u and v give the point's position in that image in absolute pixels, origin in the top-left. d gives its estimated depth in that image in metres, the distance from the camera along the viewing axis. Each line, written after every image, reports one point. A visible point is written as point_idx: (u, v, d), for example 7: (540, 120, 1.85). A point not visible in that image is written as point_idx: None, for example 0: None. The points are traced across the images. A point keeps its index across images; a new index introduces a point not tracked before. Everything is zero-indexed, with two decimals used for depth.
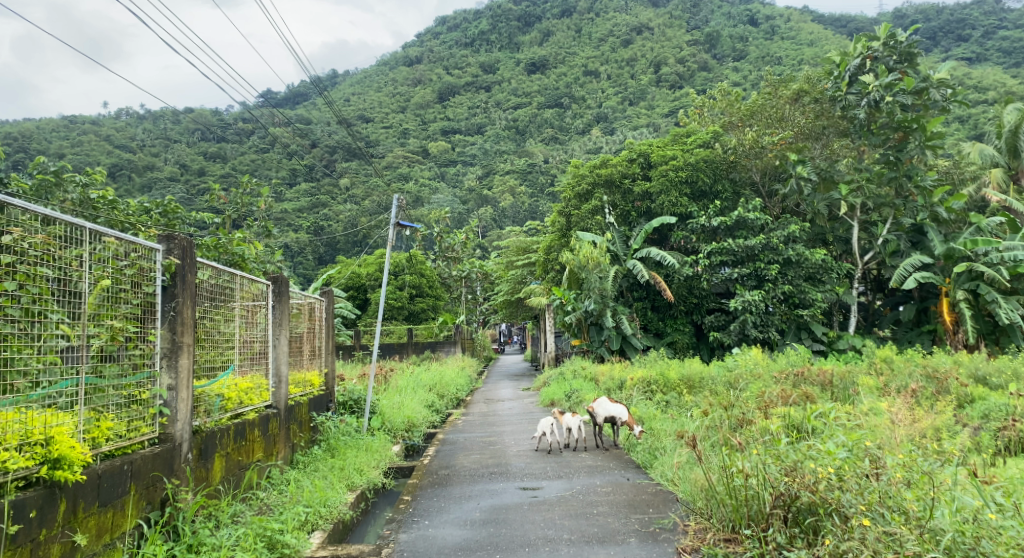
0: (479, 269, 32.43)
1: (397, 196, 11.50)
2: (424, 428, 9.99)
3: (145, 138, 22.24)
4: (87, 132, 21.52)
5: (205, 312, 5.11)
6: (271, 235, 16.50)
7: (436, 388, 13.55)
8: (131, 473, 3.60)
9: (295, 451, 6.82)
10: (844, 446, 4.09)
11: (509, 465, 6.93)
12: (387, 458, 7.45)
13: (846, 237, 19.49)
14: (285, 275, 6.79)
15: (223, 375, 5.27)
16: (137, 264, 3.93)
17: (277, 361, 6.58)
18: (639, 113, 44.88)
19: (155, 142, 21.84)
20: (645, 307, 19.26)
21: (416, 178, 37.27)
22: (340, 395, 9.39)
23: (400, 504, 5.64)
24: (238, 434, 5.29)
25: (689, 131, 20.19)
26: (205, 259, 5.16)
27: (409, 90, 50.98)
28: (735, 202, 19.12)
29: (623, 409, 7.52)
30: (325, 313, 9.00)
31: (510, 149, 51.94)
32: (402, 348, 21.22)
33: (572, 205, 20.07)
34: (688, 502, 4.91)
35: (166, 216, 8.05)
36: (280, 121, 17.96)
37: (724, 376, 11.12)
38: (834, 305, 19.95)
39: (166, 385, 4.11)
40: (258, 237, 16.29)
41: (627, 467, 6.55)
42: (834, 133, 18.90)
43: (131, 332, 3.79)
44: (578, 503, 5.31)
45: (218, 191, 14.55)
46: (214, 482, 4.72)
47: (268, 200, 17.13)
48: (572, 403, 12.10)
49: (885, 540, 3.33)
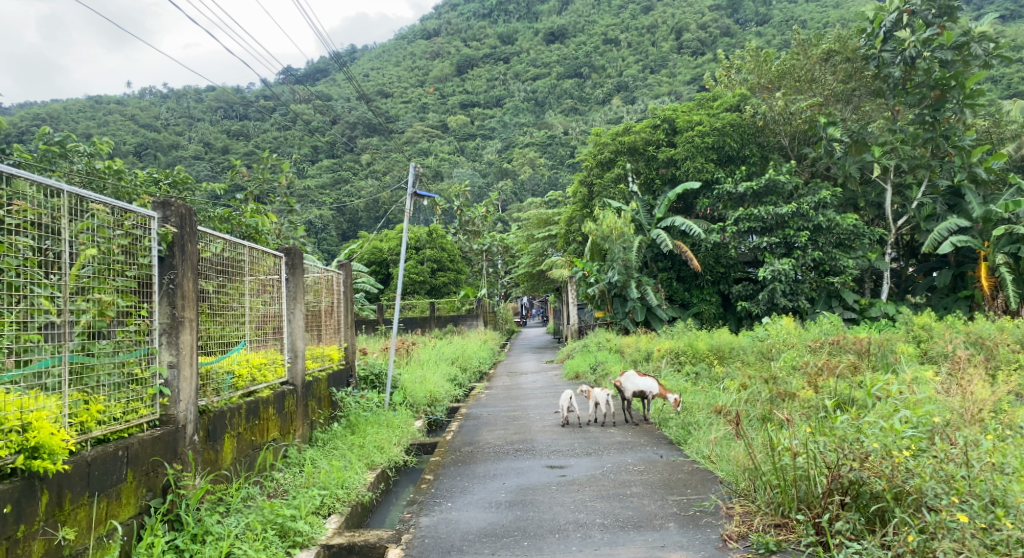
0: (500, 242, 32.16)
1: (415, 164, 11.08)
2: (447, 403, 9.75)
3: (167, 117, 22.10)
4: (111, 110, 21.44)
5: (215, 287, 4.83)
6: (293, 212, 16.30)
7: (458, 361, 13.35)
8: (128, 459, 3.34)
9: (313, 428, 6.57)
10: (912, 424, 3.72)
11: (535, 442, 6.62)
12: (408, 434, 7.19)
13: (880, 201, 18.78)
14: (299, 246, 6.43)
15: (231, 352, 4.97)
16: (130, 233, 3.64)
17: (292, 337, 6.27)
18: (660, 81, 43.63)
19: (178, 121, 21.68)
20: (671, 277, 18.81)
21: (437, 152, 36.88)
22: (361, 370, 9.17)
23: (421, 484, 5.37)
24: (251, 414, 5.03)
25: (715, 95, 19.54)
26: (212, 229, 4.85)
27: (428, 63, 50.33)
28: (763, 167, 18.48)
29: (653, 382, 7.14)
30: (344, 286, 8.67)
31: (529, 121, 51.17)
32: (425, 323, 21.09)
33: (594, 174, 19.58)
34: (730, 483, 4.57)
35: (177, 187, 7.77)
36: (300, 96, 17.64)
37: (755, 346, 10.72)
38: (866, 272, 19.33)
39: (166, 362, 3.83)
40: (281, 214, 16.11)
41: (660, 444, 6.20)
42: (867, 94, 18.15)
43: (122, 306, 3.50)
44: (610, 483, 4.99)
45: (239, 167, 14.34)
46: (225, 466, 4.47)
47: (289, 176, 16.92)
48: (597, 376, 11.77)
49: (984, 537, 2.96)
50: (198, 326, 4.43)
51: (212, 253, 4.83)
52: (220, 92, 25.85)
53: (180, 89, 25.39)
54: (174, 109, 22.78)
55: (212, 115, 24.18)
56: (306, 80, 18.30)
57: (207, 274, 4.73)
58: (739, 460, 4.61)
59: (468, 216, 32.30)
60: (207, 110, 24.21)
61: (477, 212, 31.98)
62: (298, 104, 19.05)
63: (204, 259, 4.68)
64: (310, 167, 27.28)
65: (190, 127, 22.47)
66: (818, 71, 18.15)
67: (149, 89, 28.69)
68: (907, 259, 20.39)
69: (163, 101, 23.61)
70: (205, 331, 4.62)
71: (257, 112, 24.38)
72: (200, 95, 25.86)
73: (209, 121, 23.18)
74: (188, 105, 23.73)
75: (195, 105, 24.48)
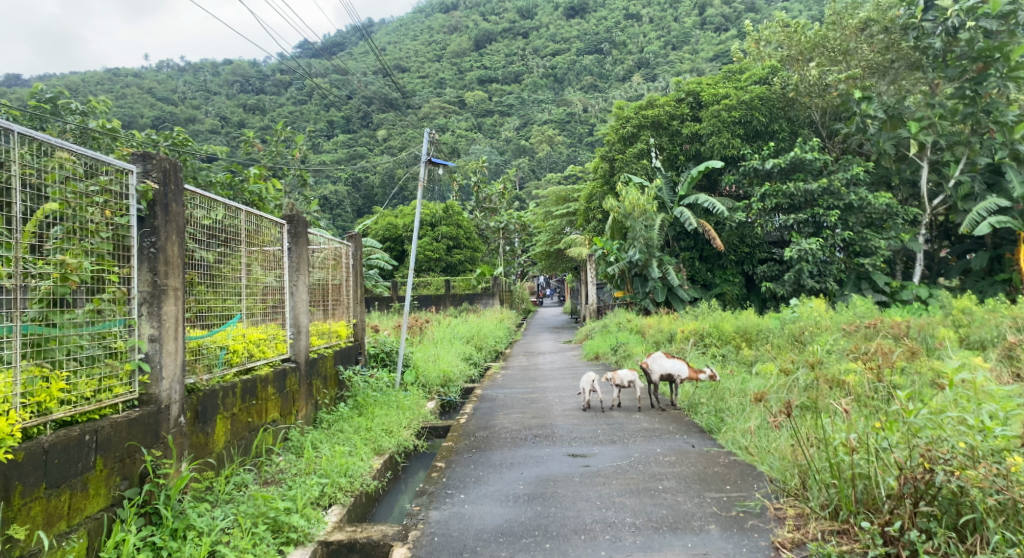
0: (518, 220, 31.62)
1: (430, 131, 10.51)
2: (461, 383, 9.33)
3: (186, 90, 21.61)
4: (130, 82, 21.03)
5: (213, 258, 4.46)
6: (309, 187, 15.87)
7: (473, 340, 12.94)
8: (97, 445, 2.93)
9: (318, 408, 6.18)
10: (998, 420, 3.22)
11: (555, 427, 6.18)
12: (420, 417, 6.77)
13: (914, 179, 17.96)
14: (304, 216, 5.98)
15: (225, 326, 4.54)
16: (103, 189, 3.21)
17: (295, 312, 5.83)
18: (682, 57, 42.42)
19: (195, 95, 21.22)
20: (693, 257, 18.23)
21: (454, 129, 36.24)
22: (371, 347, 8.79)
23: (432, 473, 4.95)
24: (249, 395, 4.65)
25: (742, 68, 18.84)
26: (204, 191, 4.39)
27: (447, 36, 49.46)
28: (793, 142, 17.75)
29: (682, 365, 6.65)
30: (353, 261, 8.20)
31: (547, 99, 50.32)
32: (440, 300, 20.67)
33: (615, 149, 18.93)
34: (777, 480, 4.14)
35: (176, 151, 7.28)
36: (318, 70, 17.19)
37: (785, 328, 10.18)
38: (898, 254, 18.60)
39: (147, 335, 3.41)
40: (296, 189, 15.67)
41: (691, 433, 5.73)
42: (905, 66, 17.15)
43: (91, 271, 3.06)
44: (640, 477, 4.54)
45: (251, 139, 13.92)
46: (216, 449, 4.08)
47: (306, 149, 16.48)
48: (618, 358, 11.29)
49: None
50: (186, 295, 4.01)
51: (212, 220, 4.45)
52: (238, 66, 25.39)
53: (197, 62, 24.93)
54: (191, 82, 22.31)
55: (230, 88, 23.71)
56: (327, 54, 17.67)
57: (204, 241, 4.35)
58: (792, 453, 4.18)
59: (485, 193, 31.86)
60: (224, 84, 23.79)
61: (494, 190, 31.52)
62: (316, 78, 18.50)
63: (195, 224, 4.24)
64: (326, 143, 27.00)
65: (209, 101, 21.98)
66: (852, 43, 17.36)
67: (168, 62, 28.26)
68: (939, 240, 19.60)
69: (182, 75, 23.16)
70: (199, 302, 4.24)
71: (274, 86, 23.95)
72: (217, 68, 25.39)
73: (226, 95, 22.74)
74: (206, 79, 23.30)
75: (212, 78, 24.00)
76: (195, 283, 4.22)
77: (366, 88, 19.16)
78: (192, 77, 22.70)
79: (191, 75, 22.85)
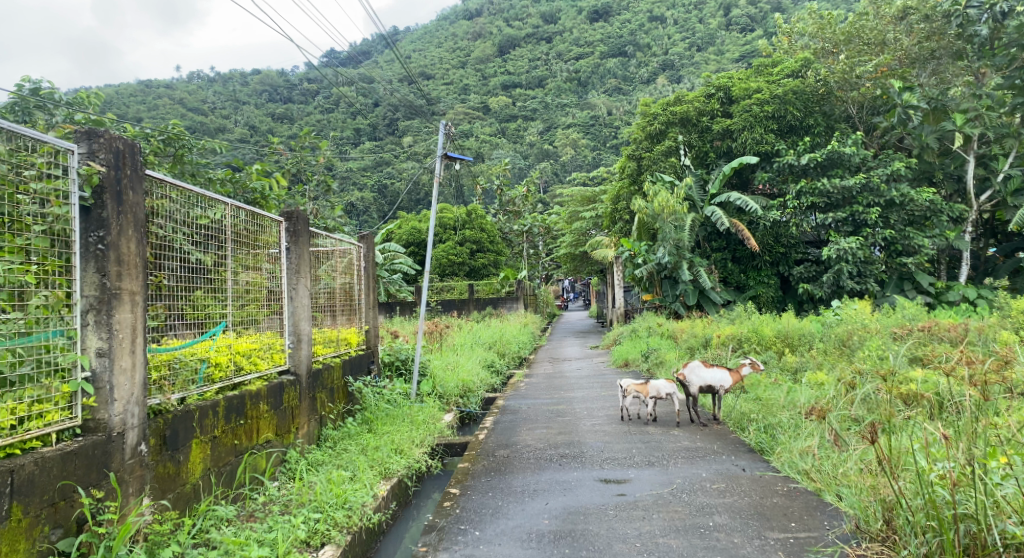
0: (542, 223, 30.95)
1: (446, 122, 9.64)
2: (482, 394, 8.70)
3: (215, 100, 21.26)
4: (161, 92, 20.82)
5: (209, 261, 4.10)
6: (332, 191, 15.36)
7: (496, 346, 12.33)
8: (12, 492, 2.42)
9: (322, 425, 5.59)
10: None
11: (584, 445, 5.54)
12: (434, 433, 6.16)
13: (959, 174, 16.93)
14: (304, 213, 5.39)
15: (206, 335, 3.94)
16: (39, 174, 2.66)
17: (295, 319, 5.21)
18: (707, 58, 41.27)
19: (224, 104, 20.91)
20: (725, 258, 17.41)
21: (479, 134, 35.68)
22: (385, 355, 8.25)
23: (443, 503, 4.33)
24: (235, 415, 4.07)
25: (775, 61, 18.00)
26: (174, 179, 3.78)
27: (473, 40, 48.90)
28: (830, 138, 16.76)
29: (723, 376, 5.95)
30: (364, 263, 7.56)
31: (572, 102, 49.64)
32: (463, 305, 20.05)
33: (643, 147, 18.17)
34: (856, 519, 3.48)
35: (172, 145, 6.71)
36: (343, 78, 16.70)
37: (830, 333, 9.38)
38: (942, 253, 17.56)
39: (93, 349, 2.84)
40: (318, 194, 15.15)
41: (740, 453, 5.04)
42: (948, 55, 16.12)
43: (13, 272, 2.52)
44: (685, 509, 3.89)
45: (272, 144, 13.47)
46: (192, 480, 3.51)
47: (331, 154, 16.03)
48: (650, 365, 10.55)
49: None
50: (151, 298, 3.43)
51: (207, 219, 4.11)
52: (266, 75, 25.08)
53: (226, 72, 24.73)
54: (220, 92, 22.00)
55: (257, 98, 23.36)
56: (353, 63, 17.14)
57: (199, 243, 3.99)
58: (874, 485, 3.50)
59: (508, 196, 31.32)
60: (252, 93, 23.50)
61: (518, 193, 31.03)
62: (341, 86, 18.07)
63: (158, 217, 3.63)
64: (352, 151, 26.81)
65: (237, 110, 21.57)
66: (890, 32, 16.42)
67: (198, 73, 28.14)
68: (986, 238, 18.51)
69: (211, 85, 22.82)
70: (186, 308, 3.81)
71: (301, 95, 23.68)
72: (246, 78, 25.11)
73: (254, 104, 22.38)
74: (234, 88, 23.04)
75: (240, 87, 23.72)
76: (186, 288, 3.82)
77: (390, 94, 18.70)
78: (221, 86, 22.36)
79: (221, 85, 22.60)
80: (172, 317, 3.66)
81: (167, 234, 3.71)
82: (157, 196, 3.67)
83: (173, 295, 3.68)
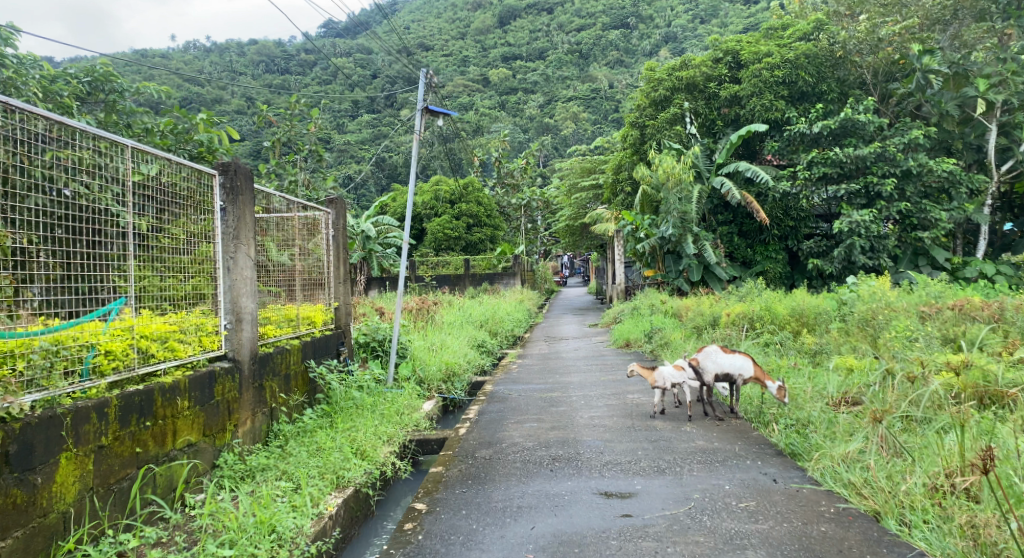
0: (541, 197, 29.93)
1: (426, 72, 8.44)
2: (468, 378, 7.81)
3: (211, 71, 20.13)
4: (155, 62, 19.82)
5: (141, 228, 3.39)
6: (324, 163, 14.34)
7: (488, 324, 11.45)
8: None
9: (270, 420, 4.69)
10: None
11: (580, 445, 4.68)
12: (404, 427, 5.25)
13: (980, 143, 15.63)
14: (245, 166, 4.41)
15: (106, 316, 3.11)
16: None
17: (233, 294, 4.23)
18: (710, 30, 39.45)
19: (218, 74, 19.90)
20: (731, 233, 16.41)
21: (478, 107, 34.52)
22: (361, 335, 7.36)
23: (406, 526, 3.46)
24: (136, 417, 3.18)
25: (785, 24, 16.95)
26: (96, 127, 3.12)
27: (474, 12, 47.27)
28: (843, 104, 15.71)
29: (747, 363, 5.03)
30: (332, 231, 6.54)
31: (573, 75, 48.14)
32: (458, 280, 19.20)
33: (646, 115, 16.87)
34: None
35: (101, 89, 5.86)
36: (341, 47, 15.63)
37: (849, 313, 8.42)
38: (958, 227, 16.51)
39: None
40: (310, 166, 14.14)
41: (768, 459, 4.18)
42: (970, 16, 14.86)
43: None
44: (713, 539, 3.06)
45: (261, 112, 12.49)
46: (59, 506, 2.73)
47: (324, 124, 15.04)
48: (654, 346, 9.69)
49: None
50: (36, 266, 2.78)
51: (142, 176, 3.45)
52: (263, 46, 23.85)
53: (222, 42, 23.60)
54: (217, 63, 20.91)
55: (254, 69, 22.30)
56: (351, 33, 16.04)
57: (135, 204, 3.37)
58: (997, 554, 2.60)
59: (506, 169, 30.15)
60: (249, 64, 22.41)
61: (516, 165, 29.96)
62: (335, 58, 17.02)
63: (69, 170, 2.97)
64: (351, 123, 25.74)
65: (232, 80, 20.49)
66: None
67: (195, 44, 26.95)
68: (1004, 212, 17.39)
69: (207, 55, 21.72)
70: (98, 275, 3.10)
71: (299, 66, 22.54)
72: (242, 49, 23.97)
73: (250, 76, 21.32)
74: (231, 59, 21.94)
75: (238, 58, 22.61)
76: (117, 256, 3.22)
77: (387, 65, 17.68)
78: (217, 57, 21.36)
79: (215, 57, 21.55)
80: (67, 290, 2.91)
81: (94, 192, 3.10)
82: (83, 149, 3.07)
83: (85, 260, 3.02)
